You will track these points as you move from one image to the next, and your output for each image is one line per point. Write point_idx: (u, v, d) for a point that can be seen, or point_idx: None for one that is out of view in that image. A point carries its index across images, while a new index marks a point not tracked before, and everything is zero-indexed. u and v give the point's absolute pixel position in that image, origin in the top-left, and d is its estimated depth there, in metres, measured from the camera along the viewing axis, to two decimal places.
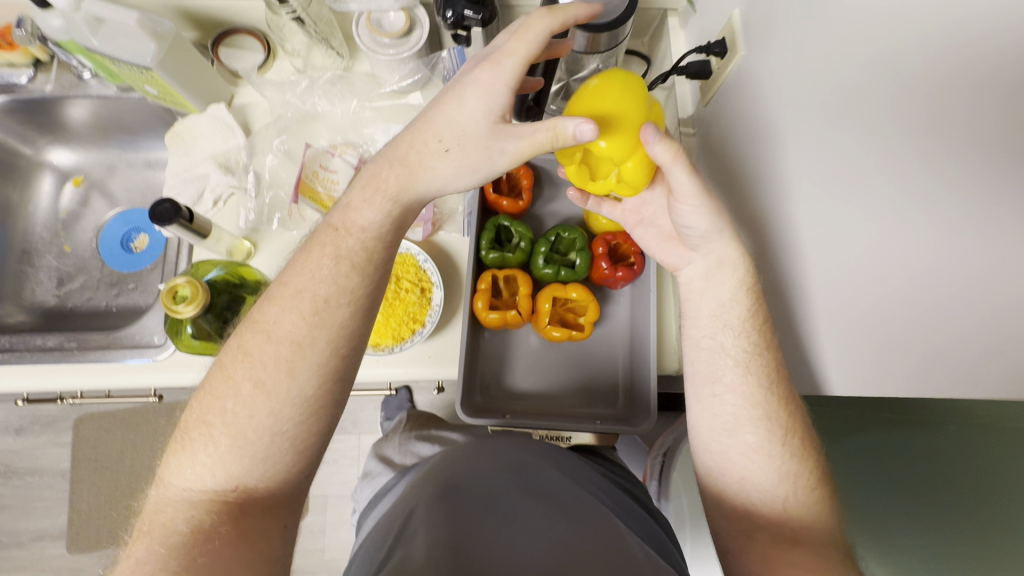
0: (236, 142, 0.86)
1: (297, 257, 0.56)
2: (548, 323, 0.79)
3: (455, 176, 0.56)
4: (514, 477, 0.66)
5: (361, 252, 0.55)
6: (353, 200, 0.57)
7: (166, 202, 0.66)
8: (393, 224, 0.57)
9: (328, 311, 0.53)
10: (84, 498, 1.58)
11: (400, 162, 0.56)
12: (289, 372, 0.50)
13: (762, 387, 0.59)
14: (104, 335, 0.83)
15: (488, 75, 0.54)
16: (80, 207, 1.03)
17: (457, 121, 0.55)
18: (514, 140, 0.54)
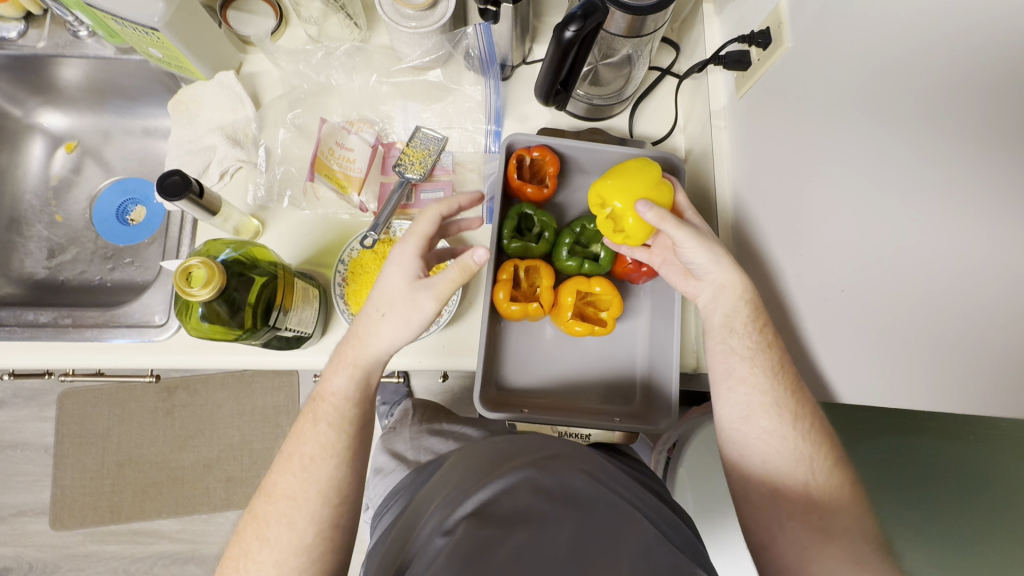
0: (245, 114, 0.82)
1: (289, 436, 0.61)
2: (570, 317, 0.77)
3: (395, 335, 0.61)
4: (537, 472, 0.61)
5: (339, 413, 0.60)
6: (324, 375, 0.63)
7: (176, 174, 0.62)
8: (360, 387, 0.61)
9: (315, 468, 0.58)
10: (68, 474, 1.54)
11: (354, 336, 0.62)
12: (290, 527, 0.55)
13: (772, 377, 0.59)
14: (100, 313, 0.79)
15: (400, 253, 0.63)
16: (74, 174, 0.97)
17: (386, 289, 0.61)
18: (432, 289, 0.61)
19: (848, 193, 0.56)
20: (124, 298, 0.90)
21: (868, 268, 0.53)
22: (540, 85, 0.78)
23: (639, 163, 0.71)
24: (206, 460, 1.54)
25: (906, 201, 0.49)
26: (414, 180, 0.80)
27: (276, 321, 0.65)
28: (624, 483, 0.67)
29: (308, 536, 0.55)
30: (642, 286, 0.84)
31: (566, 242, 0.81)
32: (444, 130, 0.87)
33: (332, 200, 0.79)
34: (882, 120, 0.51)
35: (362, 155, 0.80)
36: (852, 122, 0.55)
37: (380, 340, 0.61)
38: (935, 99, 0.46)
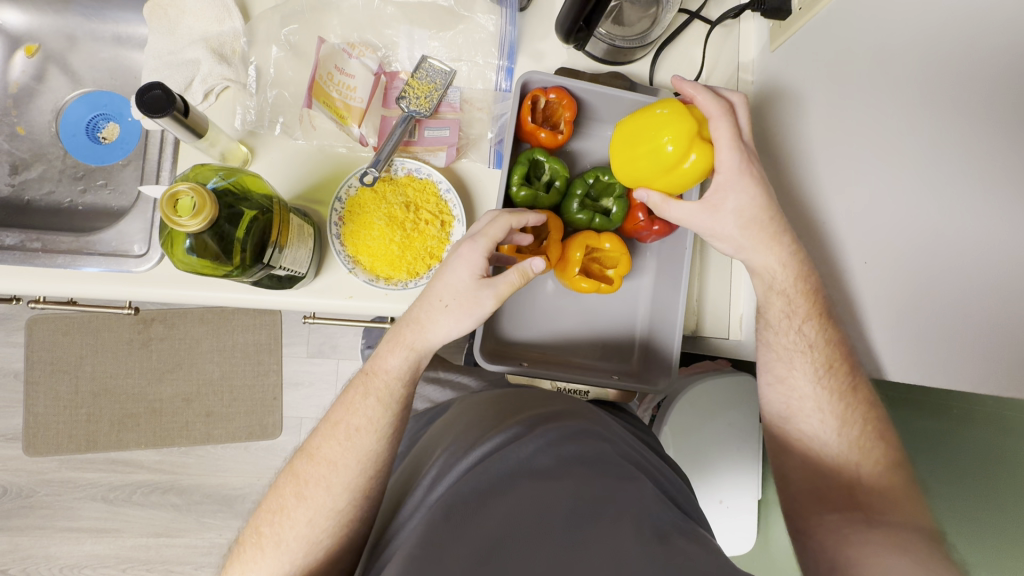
0: (232, 26, 0.73)
1: (338, 402, 0.63)
2: (577, 272, 0.74)
3: (455, 329, 0.61)
4: (557, 426, 0.60)
5: (389, 391, 0.62)
6: (379, 351, 0.63)
7: (158, 88, 0.55)
8: (413, 371, 0.63)
9: (359, 439, 0.60)
10: (39, 402, 1.49)
11: (413, 320, 0.62)
12: (327, 490, 0.58)
13: (815, 380, 0.63)
14: (73, 238, 0.73)
15: (467, 249, 0.61)
16: (35, 82, 0.88)
17: (450, 280, 0.61)
18: (497, 292, 0.61)
19: (897, 156, 0.54)
20: (98, 225, 0.84)
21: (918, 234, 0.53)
22: (562, 20, 0.72)
23: (676, 116, 0.65)
24: (186, 395, 1.52)
25: (960, 165, 0.48)
26: (418, 115, 0.75)
27: (271, 258, 0.61)
28: (624, 437, 0.66)
29: (341, 500, 0.58)
30: (650, 246, 0.81)
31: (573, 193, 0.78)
32: (452, 63, 0.79)
33: (329, 130, 0.73)
34: (951, 78, 0.49)
35: (364, 84, 0.74)
36: (906, 73, 0.53)
37: (437, 330, 0.61)
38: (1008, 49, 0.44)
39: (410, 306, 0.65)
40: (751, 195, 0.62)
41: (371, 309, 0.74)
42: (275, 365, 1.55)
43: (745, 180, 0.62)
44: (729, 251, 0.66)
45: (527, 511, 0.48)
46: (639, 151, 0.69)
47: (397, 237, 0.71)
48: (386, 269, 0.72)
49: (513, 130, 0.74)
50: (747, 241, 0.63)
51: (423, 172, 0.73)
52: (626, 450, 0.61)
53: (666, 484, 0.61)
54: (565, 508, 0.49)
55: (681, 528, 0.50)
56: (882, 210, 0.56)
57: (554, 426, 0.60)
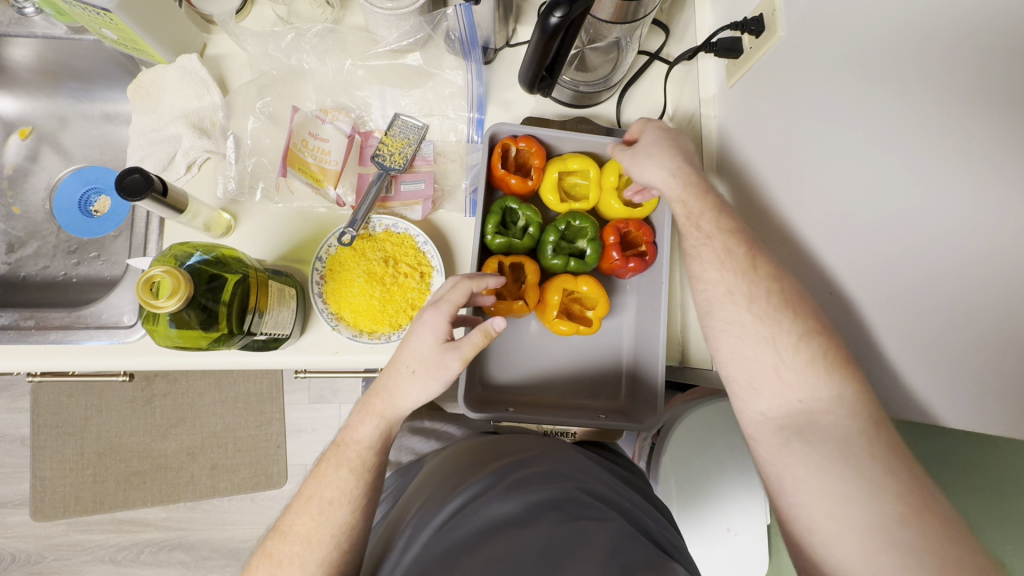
0: (211, 101, 0.77)
1: (310, 475, 0.62)
2: (556, 315, 0.76)
3: (425, 394, 0.62)
4: (529, 475, 0.60)
5: (361, 460, 0.61)
6: (352, 421, 0.63)
7: (136, 172, 0.57)
8: (385, 438, 0.63)
9: (332, 511, 0.59)
10: (46, 465, 1.48)
11: (382, 388, 0.62)
12: (301, 568, 0.57)
13: (729, 264, 0.58)
14: (66, 314, 0.75)
15: (429, 316, 0.62)
16: (29, 162, 0.92)
17: (413, 346, 0.62)
18: (461, 353, 0.61)
19: (835, 181, 0.55)
20: (91, 296, 0.86)
21: (864, 260, 0.52)
22: (525, 70, 0.73)
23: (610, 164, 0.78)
24: (190, 449, 1.52)
25: None
26: (394, 171, 0.77)
27: (252, 325, 0.62)
28: (602, 476, 0.65)
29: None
30: (628, 282, 0.82)
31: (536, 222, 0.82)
32: (424, 117, 0.82)
33: (306, 193, 0.75)
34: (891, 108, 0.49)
35: (338, 146, 0.77)
36: (834, 105, 0.54)
37: (407, 397, 0.61)
38: (919, 75, 0.45)
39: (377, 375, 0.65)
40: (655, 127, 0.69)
41: (357, 363, 0.75)
42: (276, 413, 1.56)
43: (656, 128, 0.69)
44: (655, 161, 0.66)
45: (498, 561, 0.48)
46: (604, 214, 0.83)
47: (377, 292, 0.72)
48: (369, 323, 0.73)
49: (484, 179, 0.75)
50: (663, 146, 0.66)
51: (400, 227, 0.75)
52: (597, 489, 0.61)
53: (641, 518, 0.60)
54: (536, 554, 0.48)
55: (655, 565, 0.49)
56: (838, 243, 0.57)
57: (525, 474, 0.60)
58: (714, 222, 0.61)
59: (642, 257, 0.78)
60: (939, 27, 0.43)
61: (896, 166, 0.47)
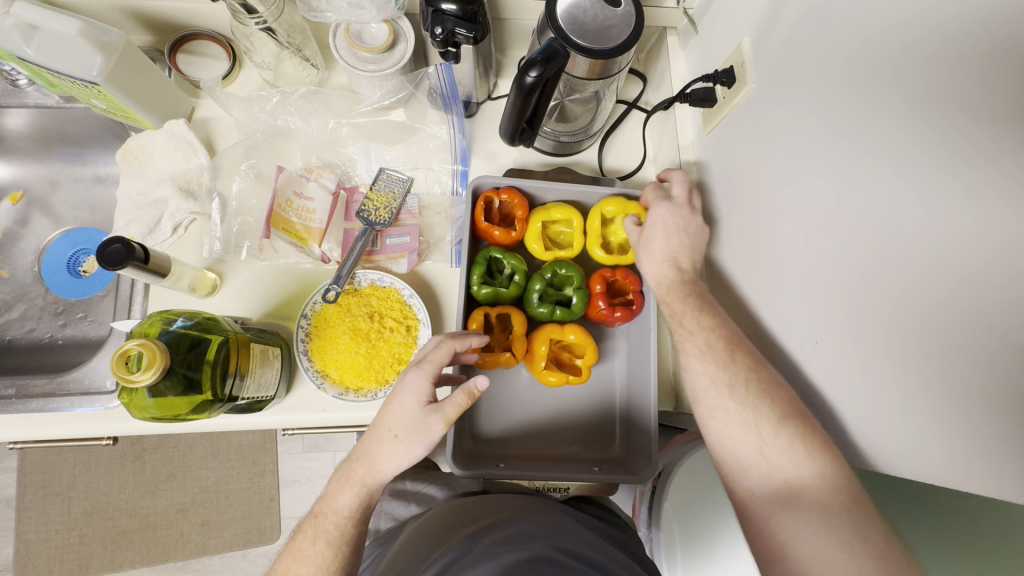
0: (198, 162, 0.78)
1: (287, 549, 0.60)
2: (544, 366, 0.74)
3: (408, 459, 0.60)
4: (511, 538, 0.57)
5: (340, 531, 0.59)
6: (330, 490, 0.62)
7: (117, 242, 0.58)
8: (365, 506, 0.61)
9: None
10: (31, 527, 1.42)
11: (362, 454, 0.60)
12: None
13: (704, 352, 0.60)
14: (48, 380, 0.74)
15: (411, 377, 0.61)
16: (20, 226, 0.92)
17: (396, 408, 0.60)
18: (444, 416, 0.60)
19: (802, 222, 0.55)
20: (76, 358, 0.86)
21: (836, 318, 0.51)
22: (506, 124, 0.74)
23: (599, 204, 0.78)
24: (180, 506, 1.47)
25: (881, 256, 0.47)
26: (378, 226, 0.77)
27: (233, 390, 0.62)
28: (592, 538, 0.62)
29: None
30: (617, 328, 0.82)
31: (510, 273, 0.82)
32: (409, 171, 0.84)
33: (292, 251, 0.76)
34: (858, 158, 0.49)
35: (323, 204, 0.77)
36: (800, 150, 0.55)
37: (387, 462, 0.60)
38: (870, 115, 0.46)
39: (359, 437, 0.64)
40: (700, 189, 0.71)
41: (345, 420, 0.74)
42: (270, 464, 1.52)
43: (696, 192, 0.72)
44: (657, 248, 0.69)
45: None
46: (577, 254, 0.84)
47: (363, 348, 0.72)
48: (355, 380, 0.72)
49: (468, 231, 0.76)
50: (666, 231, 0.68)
51: (385, 281, 0.75)
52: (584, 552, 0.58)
53: None
54: None
55: None
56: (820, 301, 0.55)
57: (507, 537, 0.57)
58: (697, 318, 0.63)
59: (629, 305, 0.77)
60: (897, 81, 0.43)
61: (854, 202, 0.48)
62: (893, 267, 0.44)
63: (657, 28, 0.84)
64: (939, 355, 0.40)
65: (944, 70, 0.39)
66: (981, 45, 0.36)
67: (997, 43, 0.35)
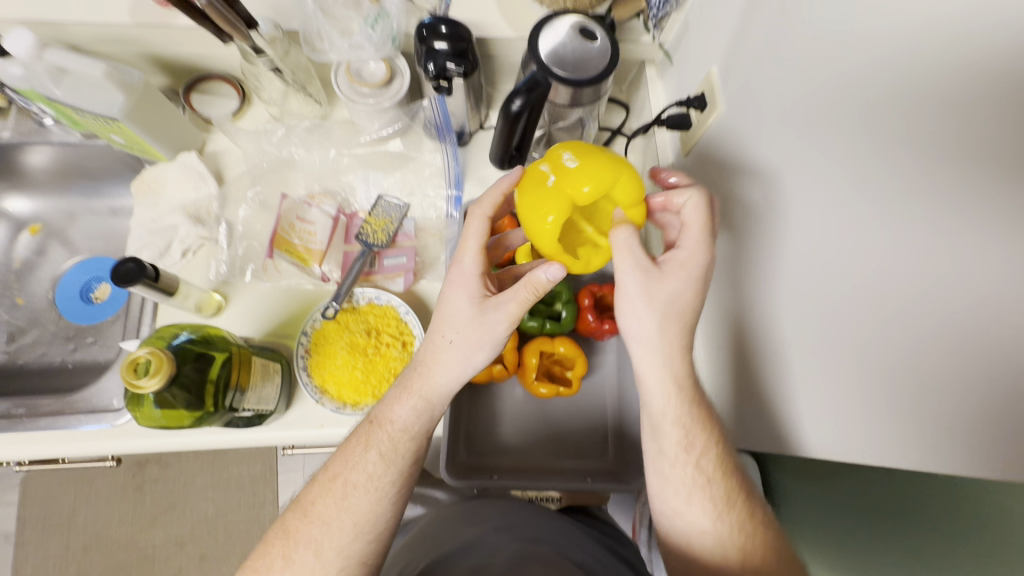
0: (208, 192, 0.83)
1: (337, 454, 0.57)
2: (535, 378, 0.77)
3: (466, 362, 0.58)
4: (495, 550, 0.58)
5: (393, 444, 0.56)
6: (386, 401, 0.59)
7: (130, 261, 0.62)
8: (421, 423, 0.58)
9: (357, 494, 0.54)
10: (29, 561, 1.42)
11: (419, 364, 0.59)
12: (317, 554, 0.51)
13: (685, 442, 0.56)
14: (57, 400, 0.77)
15: (459, 275, 0.60)
16: (37, 256, 0.97)
17: (448, 312, 0.59)
18: (504, 311, 0.58)
19: (795, 245, 0.52)
20: (84, 380, 0.89)
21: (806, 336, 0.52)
22: (497, 150, 0.81)
23: (601, 149, 0.62)
24: (179, 539, 1.45)
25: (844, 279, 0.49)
26: (377, 248, 0.81)
27: (233, 402, 0.64)
28: (578, 547, 0.62)
29: (334, 565, 0.52)
30: (607, 342, 0.84)
31: (484, 207, 0.62)
32: (406, 197, 0.88)
33: (294, 271, 0.80)
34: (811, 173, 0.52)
35: (324, 227, 0.82)
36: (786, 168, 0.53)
37: (442, 370, 0.58)
38: (861, 132, 0.42)
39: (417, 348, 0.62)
40: (697, 215, 0.58)
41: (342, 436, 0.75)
42: (270, 495, 1.51)
43: (696, 231, 0.58)
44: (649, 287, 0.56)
45: None
46: (563, 185, 0.59)
47: (360, 363, 0.75)
48: (353, 395, 0.74)
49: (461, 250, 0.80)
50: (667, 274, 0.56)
51: (382, 299, 0.78)
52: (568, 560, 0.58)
53: None
54: None
55: None
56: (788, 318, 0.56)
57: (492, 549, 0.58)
58: (691, 426, 0.57)
59: (616, 318, 0.80)
60: None
61: (845, 229, 0.45)
62: (879, 309, 0.41)
63: (636, 62, 0.90)
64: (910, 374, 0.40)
65: (929, 93, 0.36)
66: (929, 69, 0.36)
67: (943, 66, 0.35)
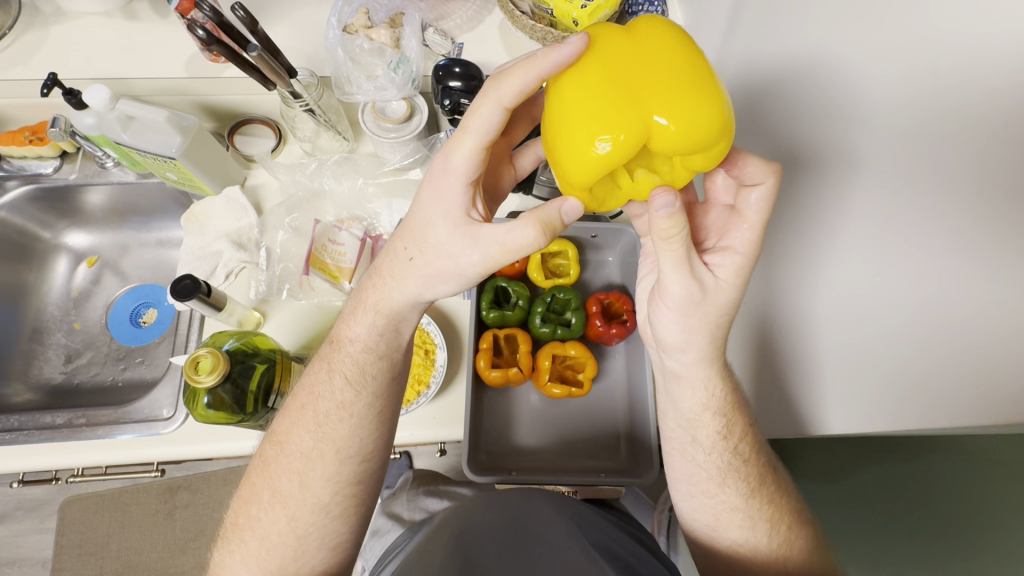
0: (248, 221, 0.92)
1: (306, 380, 0.62)
2: (548, 380, 0.84)
3: (424, 286, 0.57)
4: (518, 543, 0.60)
5: (356, 365, 0.60)
6: (345, 321, 0.62)
7: (187, 278, 0.70)
8: (377, 337, 0.60)
9: (331, 423, 0.58)
10: None
11: (374, 280, 0.60)
12: (302, 482, 0.57)
13: (716, 430, 0.59)
14: (113, 410, 0.85)
15: (438, 185, 0.54)
16: (93, 285, 1.07)
17: (421, 231, 0.55)
18: (478, 241, 0.53)
19: (841, 253, 0.55)
20: (133, 396, 0.96)
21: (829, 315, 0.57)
22: None
23: (719, 90, 0.48)
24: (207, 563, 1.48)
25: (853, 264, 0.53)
26: None
27: (275, 403, 0.71)
28: (600, 537, 0.65)
29: (322, 488, 0.57)
30: (616, 347, 0.89)
31: (510, 94, 0.49)
32: None
33: (325, 288, 0.87)
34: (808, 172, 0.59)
35: (352, 248, 0.89)
36: (830, 183, 0.55)
37: (400, 287, 0.58)
38: (919, 156, 0.44)
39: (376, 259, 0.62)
40: (761, 211, 0.55)
41: None
42: None
43: (750, 228, 0.55)
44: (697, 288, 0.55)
45: None
46: (638, 96, 0.48)
47: None
48: None
49: None
50: (727, 269, 0.55)
51: None
52: (587, 547, 0.61)
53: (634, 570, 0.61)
54: None
55: None
56: (802, 307, 0.62)
57: (516, 541, 0.61)
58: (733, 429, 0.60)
59: (624, 324, 0.86)
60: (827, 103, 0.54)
61: (896, 242, 0.48)
62: (928, 319, 0.45)
63: None
64: (936, 338, 0.44)
65: (986, 131, 0.38)
66: (927, 70, 0.43)
67: (937, 67, 0.42)
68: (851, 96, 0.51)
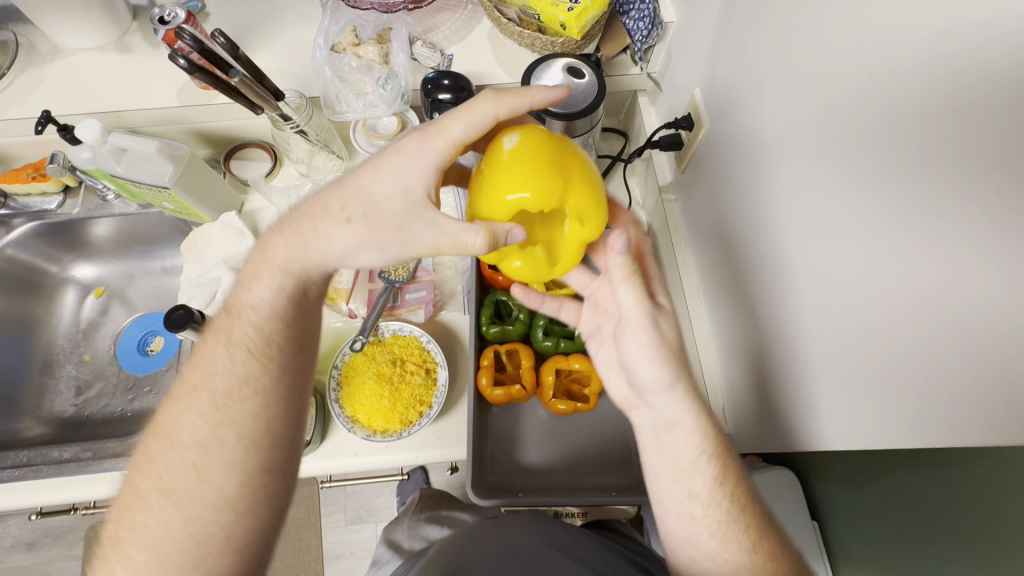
0: (247, 244, 0.91)
1: (196, 354, 0.58)
2: (553, 396, 0.81)
3: (356, 248, 0.53)
4: None
5: (255, 332, 0.57)
6: (245, 289, 0.59)
7: (180, 308, 0.70)
8: (279, 298, 0.58)
9: (230, 404, 0.54)
10: None
11: (286, 242, 0.57)
12: (199, 474, 0.52)
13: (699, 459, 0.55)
14: (119, 444, 0.84)
15: (414, 145, 0.52)
16: (100, 315, 1.08)
17: (366, 192, 0.52)
18: (427, 219, 0.52)
19: (804, 266, 0.51)
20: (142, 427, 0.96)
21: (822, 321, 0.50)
22: None
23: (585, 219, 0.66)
24: None
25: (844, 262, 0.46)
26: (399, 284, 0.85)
27: None
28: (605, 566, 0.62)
29: (222, 478, 0.52)
30: None
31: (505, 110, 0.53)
32: None
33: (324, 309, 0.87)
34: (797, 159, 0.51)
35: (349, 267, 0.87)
36: (784, 190, 0.53)
37: (325, 249, 0.54)
38: (887, 148, 0.38)
39: (296, 212, 0.59)
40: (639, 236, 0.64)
41: (375, 464, 0.78)
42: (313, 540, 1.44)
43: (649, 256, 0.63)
44: (652, 315, 0.56)
45: None
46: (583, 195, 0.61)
47: (387, 391, 0.76)
48: (381, 423, 0.76)
49: (475, 281, 0.86)
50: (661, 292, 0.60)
51: (405, 330, 0.82)
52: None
53: None
54: None
55: None
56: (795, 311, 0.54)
57: None
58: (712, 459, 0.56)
59: None
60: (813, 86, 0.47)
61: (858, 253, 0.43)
62: (933, 333, 0.37)
63: (630, 92, 0.96)
64: (936, 356, 0.37)
65: (982, 102, 0.30)
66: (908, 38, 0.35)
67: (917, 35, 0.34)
68: (829, 77, 0.43)
